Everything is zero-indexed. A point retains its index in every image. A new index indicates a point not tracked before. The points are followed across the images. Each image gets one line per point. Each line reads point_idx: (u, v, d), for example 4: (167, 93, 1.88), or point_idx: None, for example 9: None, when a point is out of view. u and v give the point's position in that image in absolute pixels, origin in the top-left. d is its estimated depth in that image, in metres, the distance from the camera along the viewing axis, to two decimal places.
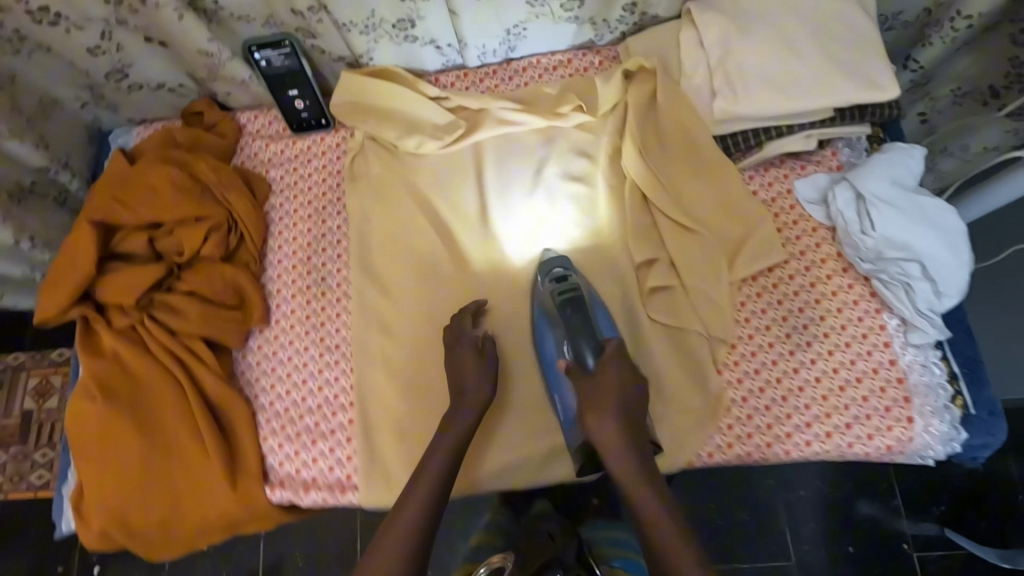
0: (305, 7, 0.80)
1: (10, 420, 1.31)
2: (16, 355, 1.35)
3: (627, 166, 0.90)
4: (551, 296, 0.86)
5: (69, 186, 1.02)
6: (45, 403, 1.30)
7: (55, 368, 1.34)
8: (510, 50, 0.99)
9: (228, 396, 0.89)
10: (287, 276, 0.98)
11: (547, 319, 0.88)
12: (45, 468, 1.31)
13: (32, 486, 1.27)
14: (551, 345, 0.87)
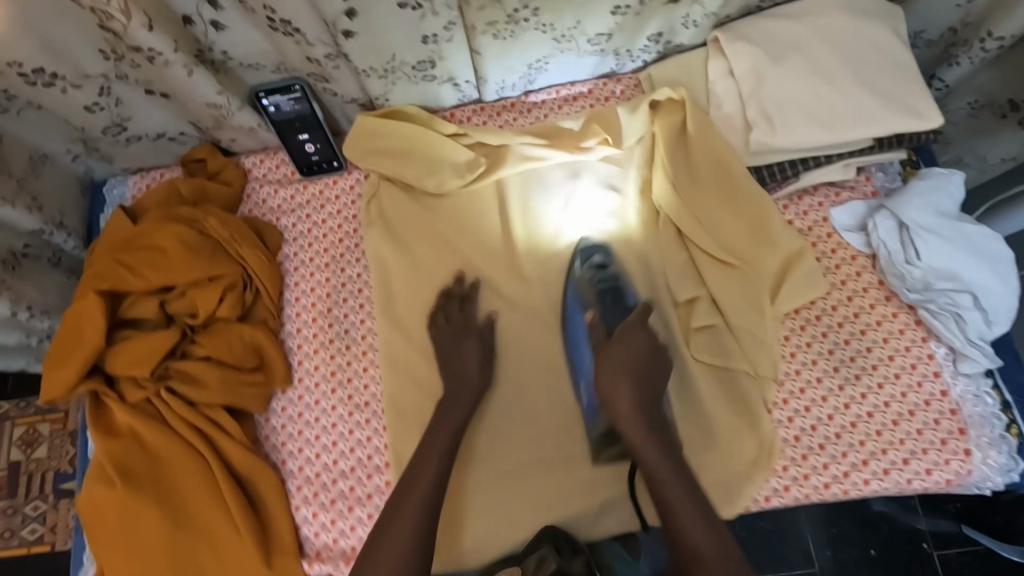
0: (320, 55, 0.74)
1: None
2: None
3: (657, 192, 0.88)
4: (588, 276, 0.86)
5: (65, 245, 0.95)
6: (34, 452, 1.31)
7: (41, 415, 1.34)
8: (528, 83, 0.95)
9: (256, 467, 0.84)
10: (307, 331, 0.92)
11: (579, 301, 0.87)
12: (37, 521, 1.30)
13: (25, 541, 1.27)
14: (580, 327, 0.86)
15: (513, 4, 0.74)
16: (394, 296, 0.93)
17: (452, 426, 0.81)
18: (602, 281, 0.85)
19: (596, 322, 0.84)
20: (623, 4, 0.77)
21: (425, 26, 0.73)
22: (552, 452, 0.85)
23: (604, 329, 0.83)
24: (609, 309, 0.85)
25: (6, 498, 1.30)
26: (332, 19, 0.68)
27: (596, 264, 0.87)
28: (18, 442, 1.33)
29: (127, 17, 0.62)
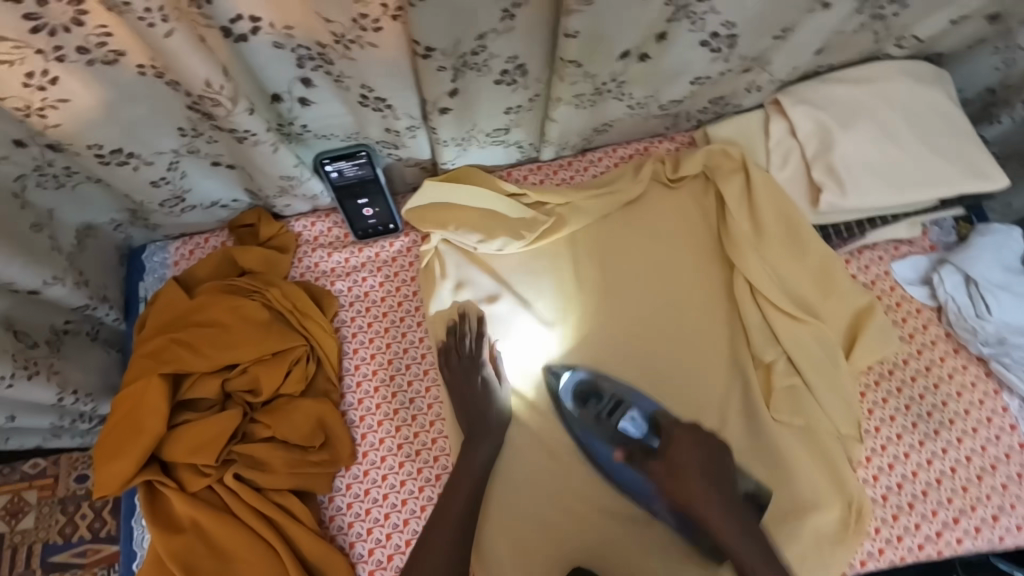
0: (402, 127, 0.74)
1: None
2: None
3: (723, 187, 0.89)
4: (588, 411, 0.83)
5: (105, 318, 0.89)
6: (19, 525, 1.23)
7: (27, 482, 1.27)
8: (586, 142, 0.94)
9: (324, 554, 0.78)
10: (369, 401, 0.87)
11: (599, 439, 0.82)
12: None
13: None
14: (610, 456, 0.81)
15: (604, 78, 0.73)
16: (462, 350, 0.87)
17: (479, 465, 0.80)
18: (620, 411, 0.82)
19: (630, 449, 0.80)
20: (702, 76, 0.79)
21: (512, 99, 0.74)
22: (638, 523, 0.81)
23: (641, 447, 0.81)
24: (632, 430, 0.82)
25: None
26: (433, 100, 0.68)
27: (584, 398, 0.83)
28: (3, 512, 1.25)
29: (233, 103, 0.63)
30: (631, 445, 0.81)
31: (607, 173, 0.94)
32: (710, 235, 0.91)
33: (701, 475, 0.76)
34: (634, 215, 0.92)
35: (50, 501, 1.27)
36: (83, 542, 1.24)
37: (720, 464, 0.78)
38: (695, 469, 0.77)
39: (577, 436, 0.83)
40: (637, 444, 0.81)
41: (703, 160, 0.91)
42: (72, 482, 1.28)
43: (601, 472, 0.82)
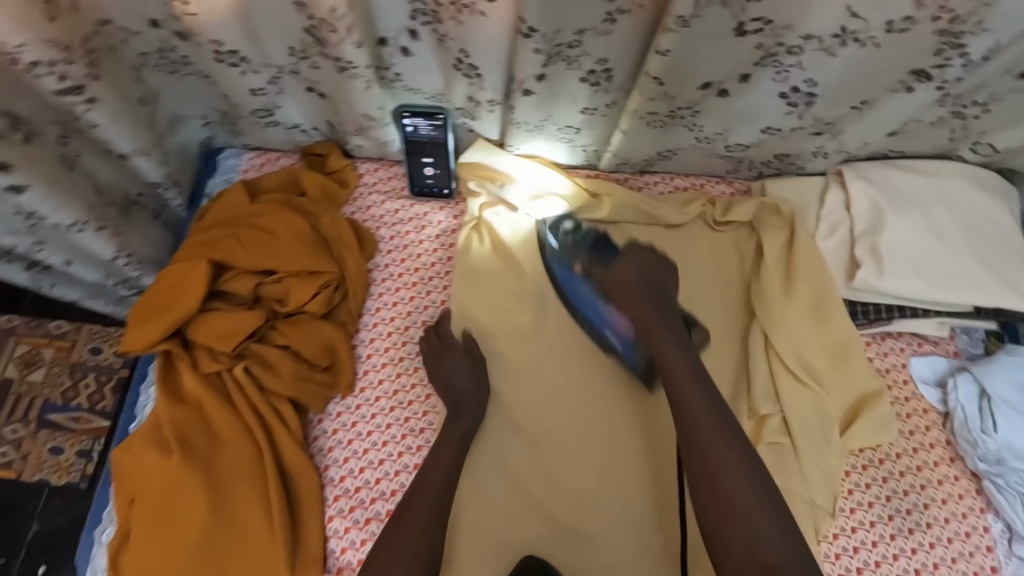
0: (484, 99, 0.80)
1: None
2: (10, 318, 1.42)
3: (766, 239, 0.91)
4: (567, 240, 0.93)
5: (171, 201, 0.98)
6: (29, 375, 1.37)
7: (47, 339, 1.41)
8: (648, 164, 0.98)
9: (302, 468, 0.83)
10: (380, 342, 0.92)
11: (568, 267, 0.92)
12: (10, 445, 1.34)
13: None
14: (581, 287, 0.91)
15: (680, 103, 0.77)
16: (474, 320, 0.91)
17: (462, 434, 0.82)
18: (588, 238, 0.92)
19: (589, 268, 0.90)
20: (774, 127, 0.82)
21: (591, 99, 0.79)
22: (594, 536, 0.82)
23: (599, 266, 0.90)
24: (595, 252, 0.91)
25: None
26: (521, 78, 0.73)
27: (566, 230, 0.93)
28: (18, 360, 1.39)
29: (347, 34, 0.70)
30: (591, 263, 0.91)
31: (658, 197, 0.97)
32: (740, 281, 0.94)
33: (644, 284, 0.82)
34: (673, 244, 0.95)
35: (61, 362, 1.40)
36: (79, 410, 1.36)
37: (662, 272, 0.84)
38: (637, 283, 0.82)
39: (552, 270, 0.92)
40: (602, 262, 0.90)
41: (753, 210, 0.93)
42: (86, 351, 1.40)
43: (572, 303, 0.91)
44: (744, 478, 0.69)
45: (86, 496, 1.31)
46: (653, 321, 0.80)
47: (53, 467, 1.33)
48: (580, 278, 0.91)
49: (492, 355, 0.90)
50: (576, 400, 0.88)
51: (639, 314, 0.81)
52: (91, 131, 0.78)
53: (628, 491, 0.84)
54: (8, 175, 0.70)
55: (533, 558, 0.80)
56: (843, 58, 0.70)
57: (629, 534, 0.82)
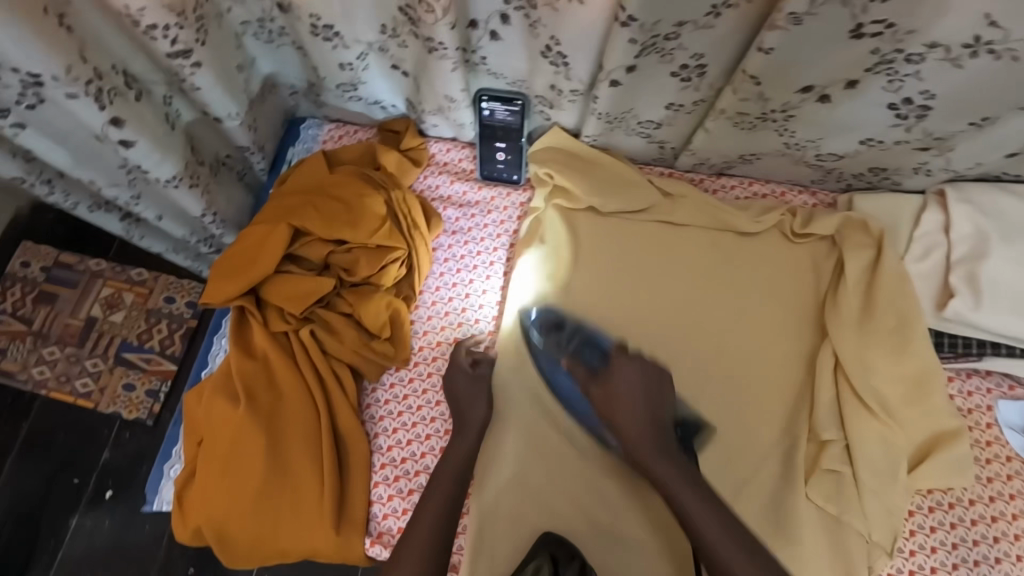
0: (566, 88, 0.81)
1: (74, 320, 1.51)
2: (99, 262, 1.55)
3: (849, 257, 0.86)
4: (549, 338, 0.87)
5: (255, 164, 1.03)
6: (112, 316, 1.49)
7: (129, 285, 1.53)
8: (727, 166, 0.94)
9: (354, 433, 0.86)
10: (437, 321, 0.93)
11: (554, 367, 0.86)
12: (91, 377, 1.46)
13: (77, 391, 1.44)
14: (565, 379, 0.86)
15: (774, 106, 0.73)
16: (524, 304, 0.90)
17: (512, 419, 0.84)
18: (577, 334, 0.86)
19: (578, 368, 0.84)
20: (875, 138, 0.77)
21: (678, 96, 0.77)
22: (625, 530, 0.81)
23: (587, 370, 0.83)
24: (583, 352, 0.85)
25: (73, 347, 1.48)
26: (610, 69, 0.71)
27: (548, 326, 0.87)
28: (103, 301, 1.52)
29: (442, 15, 0.71)
30: (577, 363, 0.84)
31: (734, 203, 0.93)
32: (814, 299, 0.89)
33: (645, 408, 0.78)
34: (744, 253, 0.91)
35: (138, 307, 1.52)
36: (151, 352, 1.48)
37: (658, 389, 0.80)
38: (626, 392, 0.79)
39: (539, 364, 0.87)
40: (586, 364, 0.84)
41: (837, 225, 0.88)
42: (161, 299, 1.52)
43: (559, 399, 0.86)
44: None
45: (152, 433, 1.42)
46: (638, 432, 0.77)
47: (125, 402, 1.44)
48: (567, 374, 0.85)
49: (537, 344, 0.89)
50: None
51: (624, 428, 0.78)
52: (193, 94, 0.83)
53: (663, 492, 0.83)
54: (120, 130, 0.74)
55: (549, 535, 0.80)
56: (971, 69, 0.64)
57: (663, 537, 0.81)
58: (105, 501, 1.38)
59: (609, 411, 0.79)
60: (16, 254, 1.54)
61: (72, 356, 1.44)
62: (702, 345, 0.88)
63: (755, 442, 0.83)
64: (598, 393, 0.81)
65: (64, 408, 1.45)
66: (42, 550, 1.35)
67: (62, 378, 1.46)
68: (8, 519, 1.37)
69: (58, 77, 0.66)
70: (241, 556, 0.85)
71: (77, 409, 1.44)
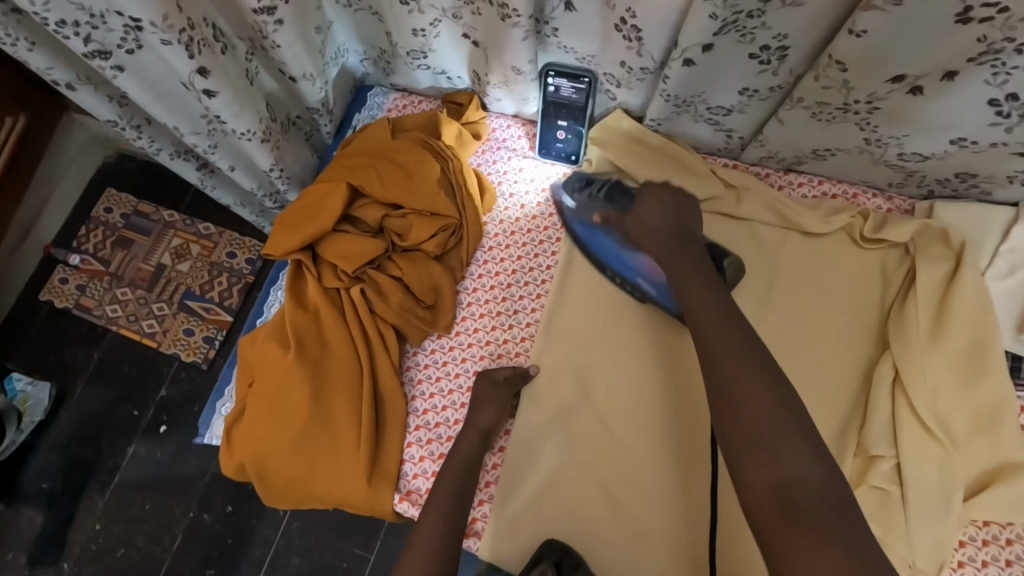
0: (636, 66, 0.80)
1: (145, 266, 1.62)
2: (171, 214, 1.65)
3: (924, 268, 0.81)
4: (583, 197, 0.92)
5: (322, 126, 1.07)
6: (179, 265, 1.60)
7: (196, 237, 1.63)
8: (796, 162, 0.90)
9: (393, 391, 0.89)
10: (482, 293, 0.94)
11: (589, 226, 0.91)
12: (155, 320, 1.57)
13: (143, 331, 1.56)
14: (602, 237, 0.90)
15: (859, 96, 0.69)
16: (562, 308, 0.90)
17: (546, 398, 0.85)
18: (610, 185, 0.91)
19: (609, 217, 0.88)
20: (969, 138, 0.71)
21: (754, 80, 0.74)
22: (651, 521, 0.80)
23: (618, 212, 0.88)
24: (613, 199, 0.89)
25: (143, 290, 1.60)
26: (685, 46, 0.68)
27: (580, 188, 0.92)
28: (172, 250, 1.62)
29: None
30: (609, 211, 0.89)
31: (802, 202, 0.89)
32: (877, 309, 0.85)
33: (666, 224, 0.81)
34: (804, 254, 0.88)
35: (202, 260, 1.61)
36: (210, 302, 1.57)
37: (685, 210, 0.83)
38: (653, 217, 0.82)
39: (574, 230, 0.92)
40: (618, 209, 0.88)
41: (913, 232, 0.83)
42: (223, 253, 1.60)
43: (596, 258, 0.91)
44: (790, 438, 0.61)
45: (205, 377, 1.52)
46: (664, 249, 0.79)
47: (184, 345, 1.55)
48: (601, 230, 0.90)
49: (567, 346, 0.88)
50: (648, 372, 0.86)
51: (651, 246, 0.81)
52: (272, 51, 0.86)
53: (692, 486, 0.81)
54: (206, 80, 0.78)
55: (552, 543, 0.79)
56: None
57: (686, 531, 0.79)
58: (159, 434, 1.49)
59: (637, 239, 0.83)
60: (100, 200, 1.67)
61: (141, 299, 1.55)
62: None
63: None
64: (627, 227, 0.85)
65: (130, 345, 1.56)
66: (100, 472, 1.47)
67: (130, 318, 1.57)
68: (75, 440, 1.49)
69: (155, 23, 0.70)
70: (278, 495, 0.89)
71: (142, 347, 1.56)
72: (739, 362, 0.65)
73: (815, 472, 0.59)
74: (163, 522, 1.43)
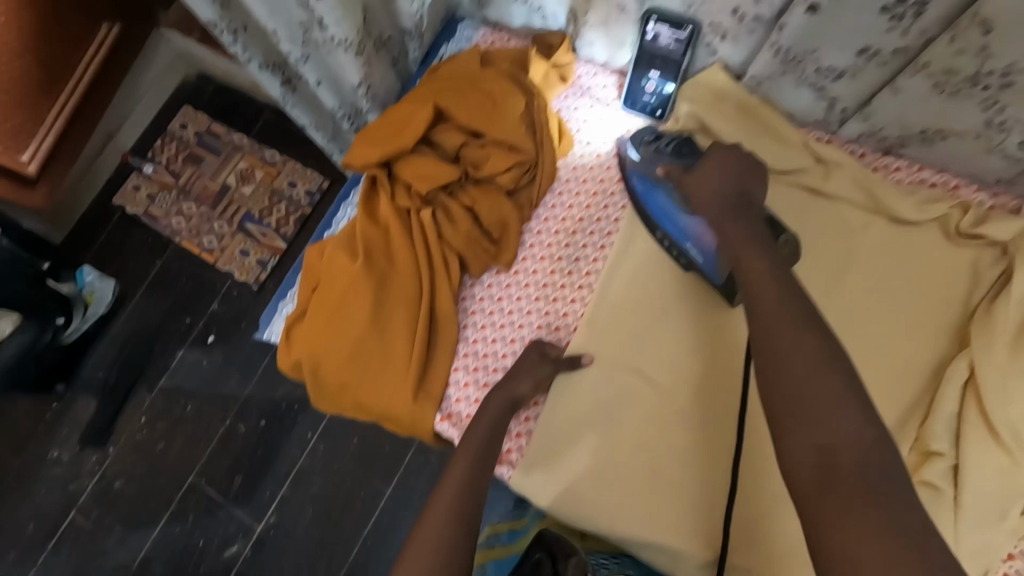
0: (750, 14, 0.80)
1: (211, 184, 1.69)
2: (240, 138, 1.71)
3: (1022, 271, 0.76)
4: (646, 151, 0.89)
5: (410, 49, 1.08)
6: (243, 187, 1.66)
7: (260, 163, 1.68)
8: (898, 145, 0.85)
9: (447, 316, 0.91)
10: (545, 236, 0.94)
11: (649, 180, 0.88)
12: (215, 237, 1.65)
13: (203, 247, 1.64)
14: (660, 192, 0.87)
15: (994, 65, 0.65)
16: (593, 340, 0.87)
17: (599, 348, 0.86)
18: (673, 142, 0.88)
19: (669, 173, 0.84)
20: None
21: (879, 39, 0.71)
22: (685, 481, 0.80)
23: (680, 168, 0.83)
24: (677, 155, 0.85)
25: (206, 208, 1.67)
26: None
27: (647, 142, 0.89)
28: (237, 172, 1.68)
29: None
30: (671, 167, 0.84)
31: (897, 186, 0.84)
32: (959, 308, 0.81)
33: (728, 188, 0.77)
34: (888, 243, 0.84)
35: (264, 185, 1.66)
36: (268, 228, 1.62)
37: (752, 173, 0.79)
38: (722, 171, 0.78)
39: (633, 182, 0.90)
40: (681, 165, 0.84)
41: (1015, 231, 0.78)
42: (285, 182, 1.65)
43: (653, 216, 0.89)
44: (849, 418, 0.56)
45: (256, 296, 1.60)
46: (721, 212, 0.75)
47: (239, 263, 1.61)
48: (661, 187, 0.87)
49: (602, 357, 0.86)
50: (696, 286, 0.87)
51: (705, 202, 0.77)
52: None
53: (713, 444, 0.81)
54: None
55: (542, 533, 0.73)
56: None
57: (711, 494, 0.79)
58: (207, 344, 1.57)
59: (696, 204, 0.79)
60: (176, 116, 1.74)
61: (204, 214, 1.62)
62: None
63: None
64: (685, 187, 0.80)
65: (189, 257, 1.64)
66: (151, 371, 1.57)
67: (192, 232, 1.65)
68: (134, 335, 1.60)
69: None
70: (326, 397, 0.93)
71: (200, 259, 1.64)
72: (792, 342, 0.60)
73: (885, 474, 0.55)
74: (201, 425, 1.52)
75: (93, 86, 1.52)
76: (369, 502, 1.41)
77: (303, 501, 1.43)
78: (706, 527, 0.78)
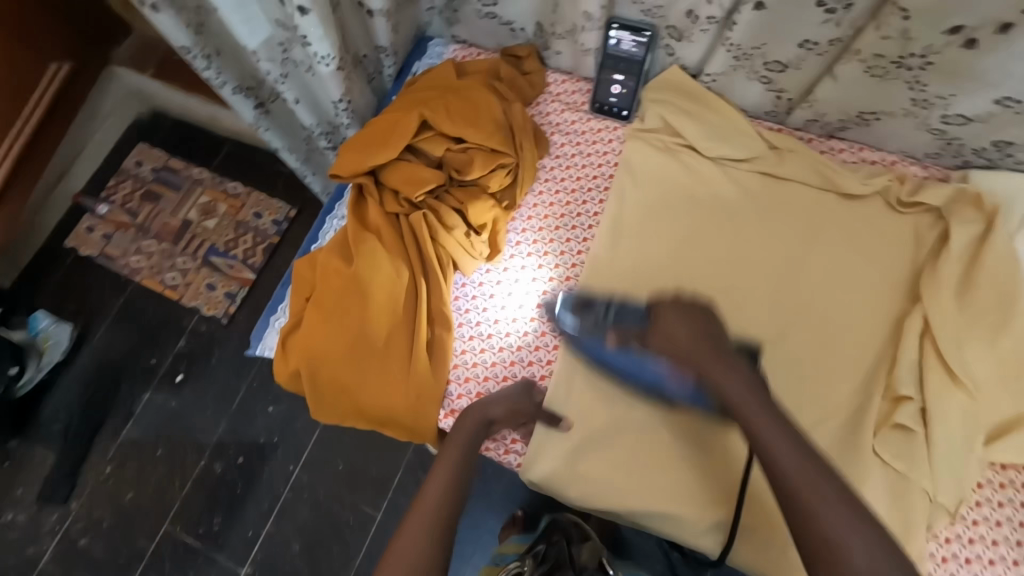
0: (704, 15, 0.87)
1: (172, 220, 1.66)
2: (201, 172, 1.70)
3: (957, 230, 0.86)
4: (585, 320, 0.88)
5: (383, 69, 1.13)
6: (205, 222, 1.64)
7: (224, 195, 1.67)
8: (839, 129, 0.95)
9: (443, 315, 0.93)
10: (530, 233, 0.99)
11: (597, 344, 0.86)
12: (179, 273, 1.61)
13: (166, 283, 1.60)
14: (609, 351, 0.85)
15: (914, 48, 0.76)
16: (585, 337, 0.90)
17: None
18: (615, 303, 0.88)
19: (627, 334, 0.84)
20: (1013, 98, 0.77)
21: (816, 32, 0.80)
22: (686, 450, 0.84)
23: (638, 325, 0.84)
24: (623, 320, 0.86)
25: (168, 244, 1.64)
26: None
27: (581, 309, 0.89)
28: (200, 208, 1.66)
29: None
30: (625, 330, 0.85)
31: (843, 165, 0.94)
32: (908, 269, 0.90)
33: (697, 337, 0.78)
34: (841, 216, 0.92)
35: (229, 218, 1.65)
36: (235, 260, 1.61)
37: (708, 323, 0.80)
38: (683, 330, 0.79)
39: (578, 352, 0.88)
40: (631, 325, 0.85)
41: (947, 196, 0.88)
42: (250, 214, 1.65)
43: (613, 373, 0.87)
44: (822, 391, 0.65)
45: (227, 330, 1.56)
46: (708, 364, 0.76)
47: (207, 298, 1.58)
48: (613, 349, 0.85)
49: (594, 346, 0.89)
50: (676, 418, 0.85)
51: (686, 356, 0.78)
52: None
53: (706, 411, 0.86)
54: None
55: None
56: None
57: (711, 459, 0.84)
58: (177, 381, 1.52)
59: (673, 356, 0.79)
60: (131, 154, 1.72)
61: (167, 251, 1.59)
62: (782, 300, 0.90)
63: (828, 395, 0.85)
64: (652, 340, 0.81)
65: (150, 296, 1.60)
66: (115, 414, 1.50)
67: (155, 269, 1.61)
68: (98, 378, 1.53)
69: None
70: (325, 406, 0.93)
71: (160, 298, 1.59)
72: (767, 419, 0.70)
73: None
74: (177, 465, 1.45)
75: (45, 125, 1.48)
76: (358, 528, 1.38)
77: (292, 532, 1.38)
78: (708, 491, 0.82)
